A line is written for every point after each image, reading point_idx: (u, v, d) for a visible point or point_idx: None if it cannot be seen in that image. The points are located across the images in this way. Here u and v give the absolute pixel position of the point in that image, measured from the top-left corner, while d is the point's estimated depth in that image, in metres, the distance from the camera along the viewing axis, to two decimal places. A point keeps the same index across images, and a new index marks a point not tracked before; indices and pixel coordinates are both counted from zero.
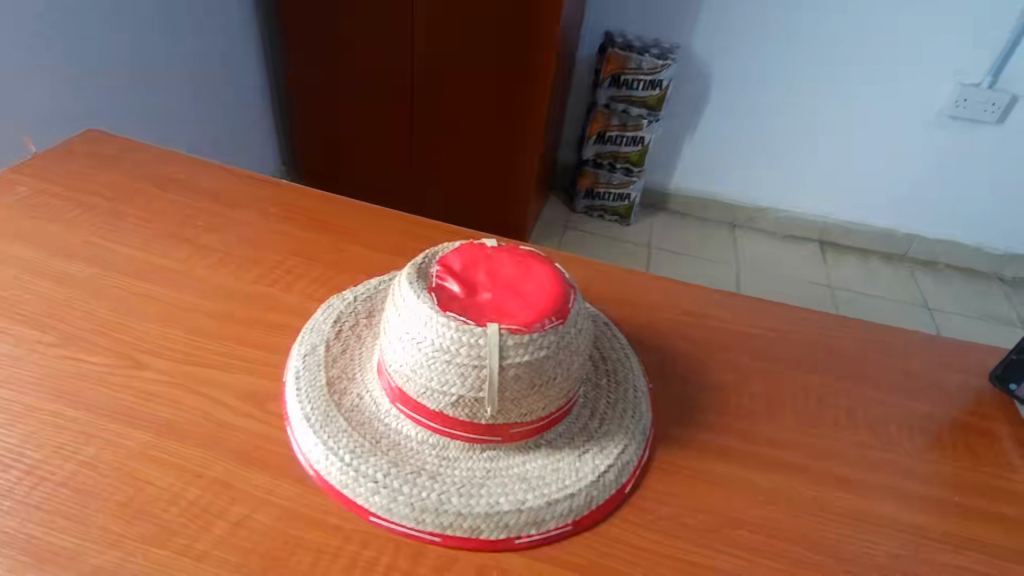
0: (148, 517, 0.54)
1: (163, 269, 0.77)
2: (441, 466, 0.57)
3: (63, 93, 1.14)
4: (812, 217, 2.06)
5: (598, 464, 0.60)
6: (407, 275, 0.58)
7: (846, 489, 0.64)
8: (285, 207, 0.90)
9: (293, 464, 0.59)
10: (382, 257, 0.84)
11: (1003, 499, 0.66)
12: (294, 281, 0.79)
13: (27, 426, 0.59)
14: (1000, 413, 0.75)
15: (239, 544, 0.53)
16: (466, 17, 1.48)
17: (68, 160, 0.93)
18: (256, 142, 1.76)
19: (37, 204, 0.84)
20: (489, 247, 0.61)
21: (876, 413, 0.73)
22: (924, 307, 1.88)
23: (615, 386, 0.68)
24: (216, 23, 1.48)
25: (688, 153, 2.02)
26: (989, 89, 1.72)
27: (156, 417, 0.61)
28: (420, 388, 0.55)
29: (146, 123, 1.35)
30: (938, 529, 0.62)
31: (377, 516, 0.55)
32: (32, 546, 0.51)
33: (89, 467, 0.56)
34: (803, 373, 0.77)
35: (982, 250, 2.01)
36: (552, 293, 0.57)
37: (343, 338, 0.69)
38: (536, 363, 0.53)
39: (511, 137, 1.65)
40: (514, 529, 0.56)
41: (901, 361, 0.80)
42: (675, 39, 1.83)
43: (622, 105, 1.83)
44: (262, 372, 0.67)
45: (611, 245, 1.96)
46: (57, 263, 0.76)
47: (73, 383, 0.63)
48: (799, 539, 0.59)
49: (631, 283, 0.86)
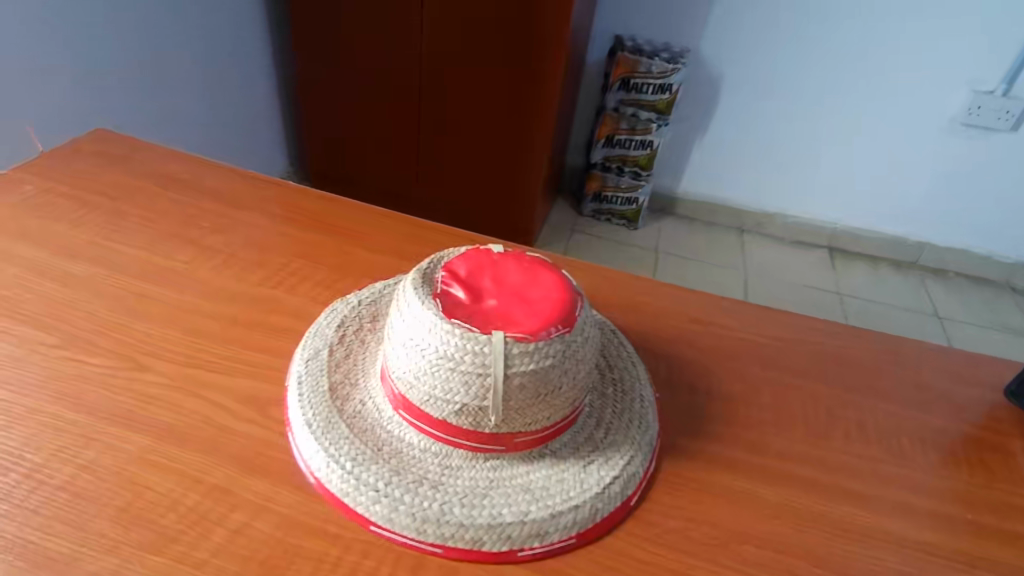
0: (145, 522, 0.53)
1: (166, 271, 0.77)
2: (444, 476, 0.56)
3: (69, 94, 1.14)
4: (820, 222, 2.04)
5: (603, 475, 0.59)
6: (412, 281, 0.57)
7: (855, 504, 0.63)
8: (290, 208, 0.90)
9: (292, 471, 0.58)
10: (385, 260, 0.83)
11: (1016, 517, 0.64)
12: (299, 284, 0.78)
13: (27, 428, 0.58)
14: (1015, 428, 0.74)
15: (237, 552, 0.52)
16: (469, 18, 1.47)
17: (74, 158, 0.93)
18: (264, 143, 1.76)
19: (42, 203, 0.84)
20: (495, 253, 0.60)
21: (886, 426, 0.72)
22: (934, 316, 1.85)
23: (621, 396, 0.67)
24: (223, 26, 1.47)
25: (696, 156, 2.01)
26: (1003, 96, 1.70)
27: (156, 421, 0.61)
28: (423, 395, 0.54)
29: (150, 126, 1.35)
30: (950, 546, 0.61)
31: (378, 526, 0.54)
32: (29, 552, 0.50)
33: (88, 471, 0.56)
34: (811, 382, 0.75)
35: (991, 259, 1.99)
36: (557, 301, 0.56)
37: (346, 343, 0.68)
38: (542, 372, 0.52)
39: (520, 138, 1.63)
40: (517, 542, 0.55)
41: (913, 373, 0.79)
42: (685, 44, 1.82)
43: (631, 108, 1.82)
44: (265, 375, 0.66)
45: (617, 249, 1.94)
46: (60, 263, 0.75)
47: (75, 384, 0.62)
48: (805, 555, 0.58)
49: (637, 289, 0.85)
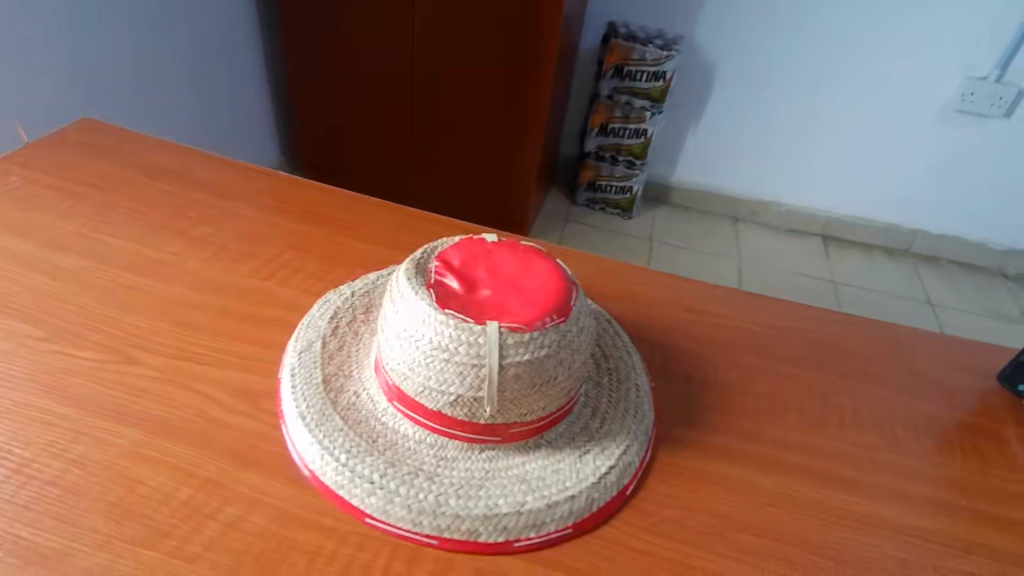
0: (138, 517, 0.53)
1: (155, 263, 0.76)
2: (439, 467, 0.56)
3: (56, 94, 1.12)
4: (814, 211, 2.04)
5: (599, 465, 0.59)
6: (406, 271, 0.56)
7: (851, 492, 0.63)
8: (281, 198, 0.89)
9: (286, 464, 0.58)
10: (377, 250, 0.82)
11: (1012, 503, 0.65)
12: (290, 275, 0.77)
13: (15, 422, 0.57)
14: (1010, 415, 0.74)
15: (231, 546, 0.52)
16: (466, 18, 1.46)
17: (60, 149, 0.92)
18: (255, 138, 1.74)
19: (28, 195, 0.82)
20: (490, 242, 0.59)
21: (881, 413, 0.72)
22: (927, 303, 1.86)
23: (616, 386, 0.66)
24: (212, 19, 1.45)
25: (691, 144, 2.00)
26: (996, 82, 1.70)
27: (148, 415, 0.60)
28: (417, 386, 0.53)
29: (137, 126, 1.33)
30: (947, 533, 0.61)
31: (373, 518, 0.54)
32: (19, 548, 0.49)
33: (78, 466, 0.55)
34: (806, 370, 0.75)
35: (985, 246, 1.99)
36: (553, 291, 0.55)
37: (340, 335, 0.67)
38: (537, 362, 0.52)
39: (515, 134, 1.62)
40: (513, 532, 0.54)
41: (907, 360, 0.79)
42: (679, 30, 1.80)
43: (625, 96, 1.81)
44: (257, 368, 0.66)
45: (612, 238, 1.94)
46: (47, 255, 0.74)
47: (63, 378, 0.62)
48: (800, 543, 0.58)
49: (632, 278, 0.85)
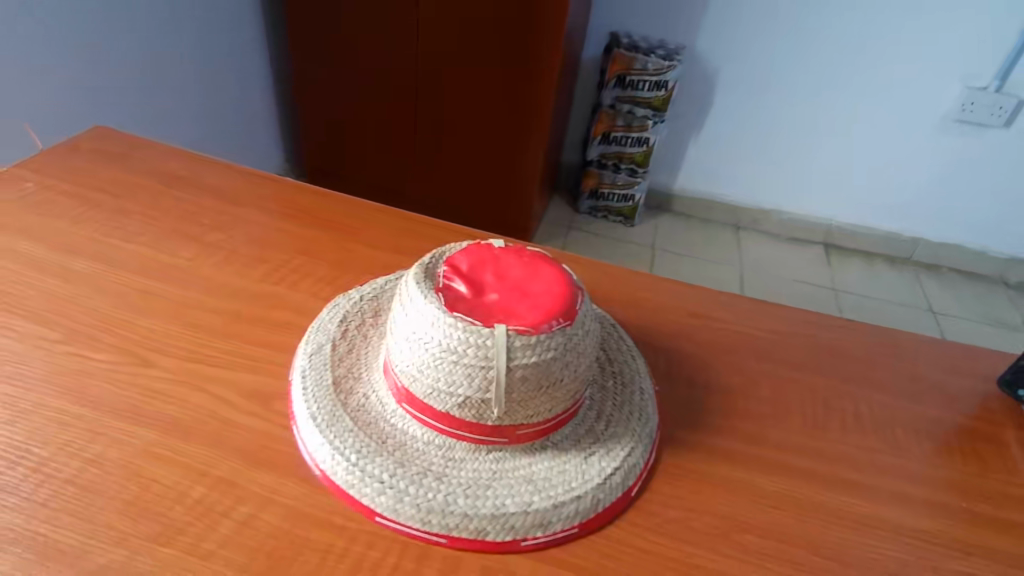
0: (153, 515, 0.54)
1: (168, 267, 0.77)
2: (447, 467, 0.57)
3: (64, 96, 1.14)
4: (815, 219, 2.05)
5: (604, 466, 0.60)
6: (415, 275, 0.58)
7: (853, 494, 0.64)
8: (291, 204, 0.90)
9: (297, 463, 0.59)
10: (386, 256, 0.84)
11: (1012, 506, 0.65)
12: (300, 280, 0.78)
13: (32, 422, 0.59)
14: (1009, 419, 0.75)
15: (244, 543, 0.53)
16: (466, 18, 1.48)
17: (73, 156, 0.93)
18: (259, 143, 1.76)
19: (42, 201, 0.84)
20: (497, 248, 0.61)
21: (881, 417, 0.73)
22: (929, 311, 1.87)
23: (621, 388, 0.68)
24: (217, 22, 1.47)
25: (692, 153, 2.02)
26: (995, 92, 1.72)
27: (162, 415, 0.61)
28: (426, 388, 0.55)
29: (143, 128, 1.35)
30: (947, 535, 0.62)
31: (383, 517, 0.55)
32: (37, 544, 0.50)
33: (95, 465, 0.56)
34: (808, 375, 0.76)
35: (985, 254, 2.00)
36: (559, 295, 0.56)
37: (349, 338, 0.68)
38: (544, 364, 0.53)
39: (517, 137, 1.64)
40: (520, 531, 0.55)
41: (909, 366, 0.80)
42: (681, 40, 1.83)
43: (627, 105, 1.82)
44: (269, 370, 0.67)
45: (614, 246, 1.95)
46: (62, 260, 0.76)
47: (78, 379, 0.63)
48: (804, 544, 0.59)
49: (637, 284, 0.86)
